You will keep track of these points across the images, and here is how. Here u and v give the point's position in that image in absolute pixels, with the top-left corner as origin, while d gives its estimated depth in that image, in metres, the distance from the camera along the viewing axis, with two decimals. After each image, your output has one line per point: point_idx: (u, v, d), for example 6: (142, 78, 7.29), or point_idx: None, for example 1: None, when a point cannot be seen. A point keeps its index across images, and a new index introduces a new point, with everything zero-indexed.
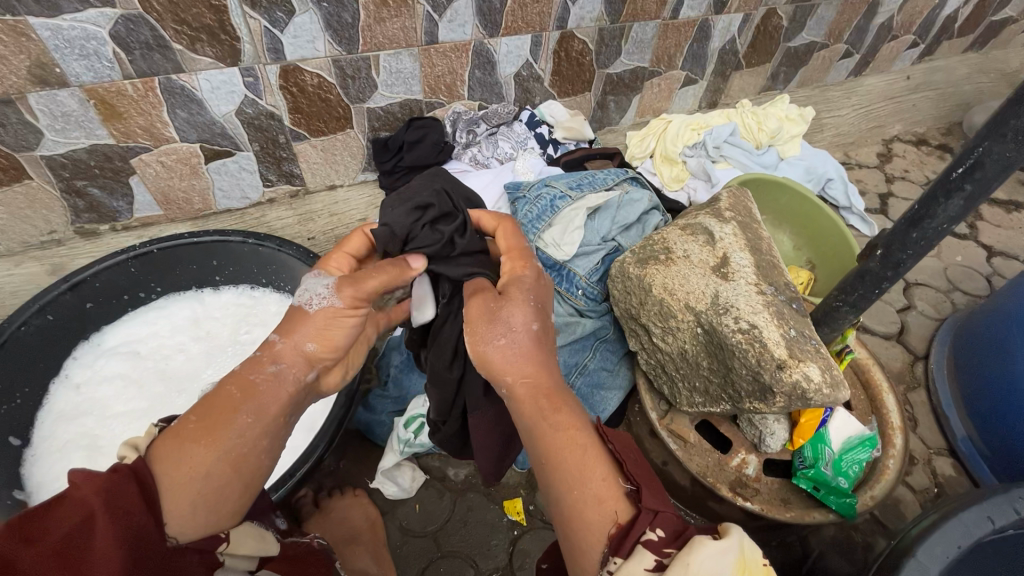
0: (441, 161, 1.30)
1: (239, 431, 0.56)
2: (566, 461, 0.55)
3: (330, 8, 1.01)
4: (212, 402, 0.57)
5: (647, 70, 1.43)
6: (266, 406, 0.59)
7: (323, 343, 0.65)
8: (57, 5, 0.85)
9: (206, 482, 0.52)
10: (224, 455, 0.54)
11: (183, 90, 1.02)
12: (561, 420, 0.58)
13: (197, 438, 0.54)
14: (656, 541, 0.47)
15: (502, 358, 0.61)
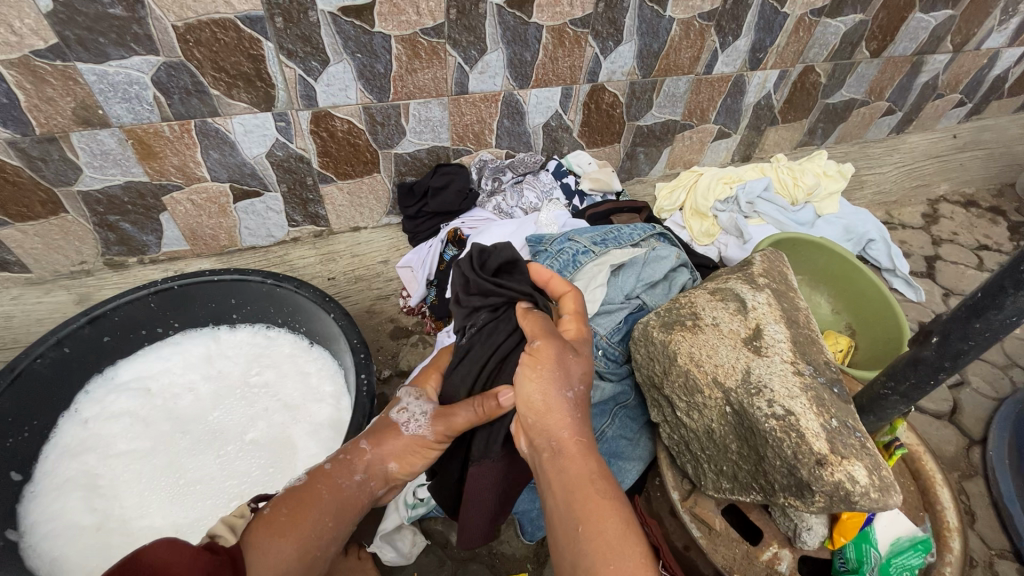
0: (465, 209, 1.28)
1: (320, 530, 0.62)
2: (608, 534, 0.51)
3: (364, 59, 1.03)
4: (301, 496, 0.63)
5: (679, 123, 1.40)
6: (345, 511, 0.65)
7: (403, 465, 0.71)
8: (104, 52, 0.89)
9: (285, 572, 0.57)
10: (301, 551, 0.59)
11: (217, 133, 1.05)
12: (607, 488, 0.55)
13: (286, 530, 0.59)
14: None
15: (561, 413, 0.61)
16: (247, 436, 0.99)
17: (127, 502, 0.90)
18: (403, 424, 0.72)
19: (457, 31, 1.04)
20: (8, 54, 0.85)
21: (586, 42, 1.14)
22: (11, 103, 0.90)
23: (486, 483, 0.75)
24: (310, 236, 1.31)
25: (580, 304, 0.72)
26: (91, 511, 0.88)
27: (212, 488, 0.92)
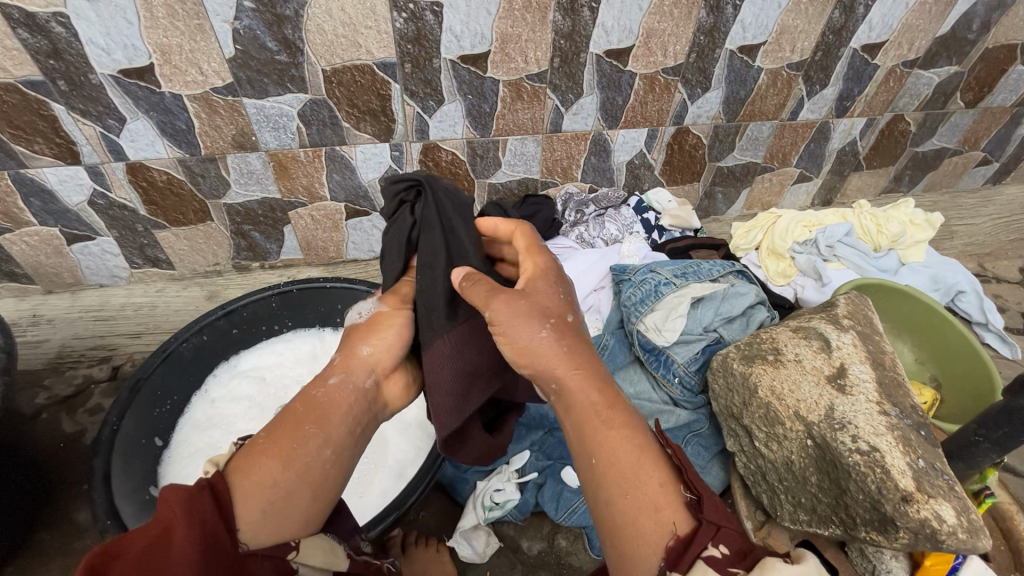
0: (549, 236, 1.35)
1: (302, 441, 0.61)
2: (624, 466, 0.57)
3: (473, 100, 1.16)
4: (285, 416, 0.64)
5: (759, 165, 1.44)
6: (327, 416, 0.65)
7: (376, 346, 0.74)
8: (265, 90, 1.06)
9: (273, 492, 0.57)
10: (289, 468, 0.59)
11: (342, 159, 1.20)
12: (618, 420, 0.60)
13: (270, 452, 0.59)
14: (719, 558, 0.50)
15: (554, 350, 0.63)
16: None
17: None
18: (359, 315, 0.79)
19: (558, 77, 1.15)
20: (194, 90, 1.03)
21: (675, 89, 1.22)
22: (188, 129, 1.09)
23: (441, 363, 0.72)
24: None
25: (530, 239, 0.77)
26: None
27: None
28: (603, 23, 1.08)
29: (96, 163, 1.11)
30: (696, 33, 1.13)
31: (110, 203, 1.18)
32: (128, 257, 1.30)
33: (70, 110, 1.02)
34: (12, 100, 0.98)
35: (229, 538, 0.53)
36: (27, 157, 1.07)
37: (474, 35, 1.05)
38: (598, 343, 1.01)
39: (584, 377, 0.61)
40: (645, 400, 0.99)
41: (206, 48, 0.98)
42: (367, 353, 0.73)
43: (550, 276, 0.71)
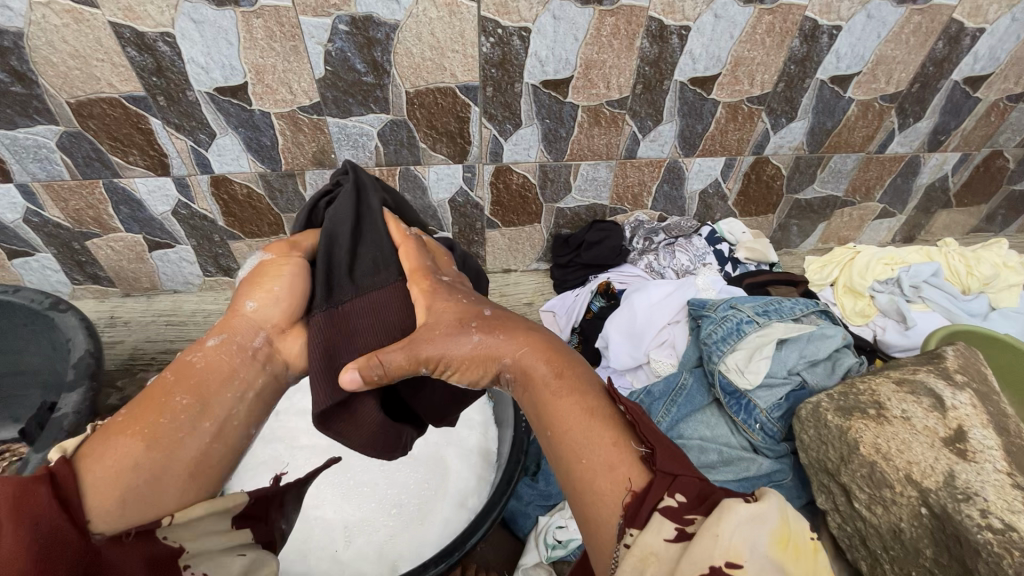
0: (617, 263, 1.34)
1: (172, 415, 0.54)
2: (575, 434, 0.55)
3: (551, 124, 1.14)
4: (149, 395, 0.55)
5: (839, 199, 1.38)
6: (206, 386, 0.56)
7: (261, 299, 0.61)
8: (349, 110, 1.07)
9: (136, 474, 0.51)
10: (150, 446, 0.52)
11: (415, 178, 1.21)
12: (570, 392, 0.58)
13: (130, 432, 0.53)
14: (675, 508, 0.49)
15: (484, 342, 0.60)
16: None
17: None
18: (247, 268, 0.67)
19: (639, 103, 1.12)
20: (282, 108, 1.06)
21: (759, 118, 1.18)
22: (272, 145, 1.12)
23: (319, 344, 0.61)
24: None
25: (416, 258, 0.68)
26: None
27: (379, 492, 0.98)
28: (691, 50, 1.05)
29: (184, 175, 1.14)
30: (786, 62, 1.09)
31: (192, 213, 1.22)
32: (202, 265, 1.34)
33: (166, 124, 1.05)
34: (115, 113, 1.03)
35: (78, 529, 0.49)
36: (121, 167, 1.12)
37: (559, 60, 1.04)
38: (677, 382, 0.98)
39: (529, 357, 0.60)
40: (723, 445, 0.92)
41: (298, 68, 1.00)
42: (252, 310, 0.61)
43: (443, 293, 0.65)
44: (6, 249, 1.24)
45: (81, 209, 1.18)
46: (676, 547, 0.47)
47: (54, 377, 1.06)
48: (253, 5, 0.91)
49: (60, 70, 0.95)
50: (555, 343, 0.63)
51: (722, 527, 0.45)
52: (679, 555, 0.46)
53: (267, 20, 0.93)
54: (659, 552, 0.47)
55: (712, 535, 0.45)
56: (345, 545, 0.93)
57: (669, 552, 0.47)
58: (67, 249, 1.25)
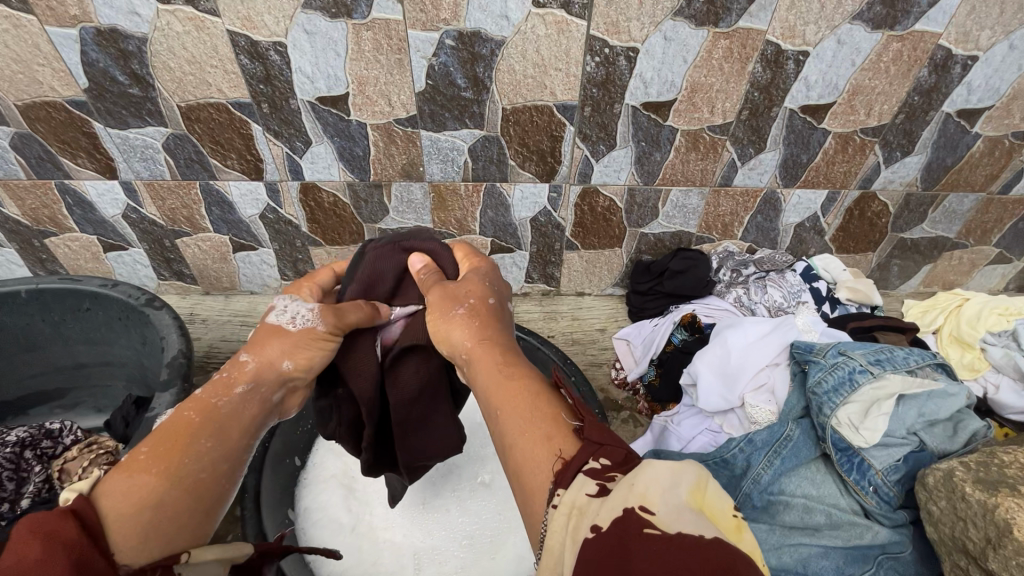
0: (701, 295, 1.28)
1: (195, 456, 0.53)
2: (520, 403, 0.52)
3: (646, 147, 1.10)
4: (167, 428, 0.54)
5: (950, 241, 1.28)
6: (231, 429, 0.57)
7: (299, 361, 0.62)
8: (444, 124, 1.06)
9: (158, 510, 0.49)
10: (179, 484, 0.51)
11: (500, 195, 1.19)
12: (516, 373, 0.56)
13: (148, 467, 0.51)
14: (598, 468, 0.44)
15: (464, 323, 0.61)
16: (479, 477, 1.00)
17: (376, 512, 0.96)
18: (285, 317, 0.63)
19: (743, 130, 1.07)
20: (378, 120, 1.06)
21: (871, 150, 1.10)
22: (364, 156, 1.12)
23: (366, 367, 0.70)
24: (538, 293, 1.40)
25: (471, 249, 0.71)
26: (347, 510, 0.94)
27: (448, 520, 0.95)
28: (807, 76, 0.99)
29: (275, 181, 1.16)
30: (910, 93, 1.01)
31: (279, 218, 1.23)
32: (281, 269, 1.35)
33: (266, 131, 1.07)
34: (220, 118, 1.05)
35: (106, 559, 0.45)
36: (218, 170, 1.14)
37: (664, 82, 1.00)
38: (781, 433, 0.91)
39: (488, 342, 0.59)
40: (832, 507, 0.85)
41: (400, 81, 1.00)
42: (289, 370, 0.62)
43: (490, 272, 0.67)
44: (103, 243, 1.29)
45: (176, 209, 1.21)
46: (598, 501, 0.42)
47: (140, 371, 1.08)
48: (365, 17, 0.91)
49: (175, 75, 0.98)
50: (514, 346, 0.60)
51: (638, 478, 0.41)
52: (600, 507, 0.41)
53: (377, 32, 0.93)
54: (581, 507, 0.42)
55: (627, 484, 0.40)
56: (415, 572, 0.90)
57: (591, 506, 0.41)
58: (158, 246, 1.29)
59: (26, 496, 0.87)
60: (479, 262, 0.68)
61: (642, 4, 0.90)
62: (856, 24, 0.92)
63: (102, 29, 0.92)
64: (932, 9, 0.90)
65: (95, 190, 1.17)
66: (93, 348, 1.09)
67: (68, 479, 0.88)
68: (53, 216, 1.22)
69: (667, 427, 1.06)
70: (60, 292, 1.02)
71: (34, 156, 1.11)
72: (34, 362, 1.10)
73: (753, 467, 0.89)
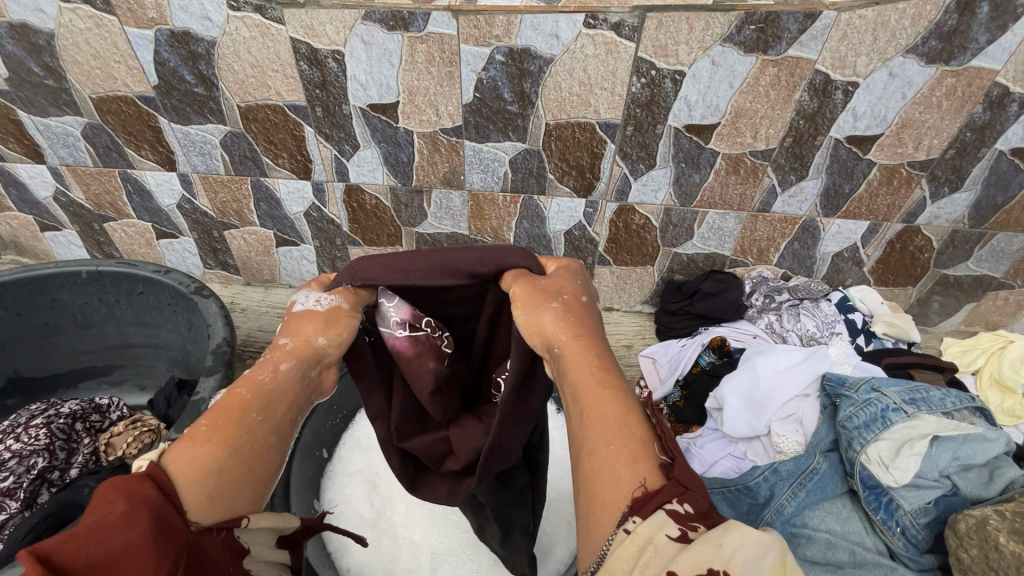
0: (732, 319, 1.28)
1: (249, 427, 0.50)
2: (611, 417, 0.48)
3: (685, 169, 1.11)
4: (223, 400, 0.51)
5: (996, 280, 1.25)
6: (278, 404, 0.52)
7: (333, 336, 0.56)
8: (488, 135, 1.09)
9: (220, 475, 0.48)
10: (237, 453, 0.49)
11: (536, 208, 1.21)
12: (613, 381, 0.50)
13: (209, 437, 0.49)
14: (681, 513, 0.41)
15: (557, 316, 0.54)
16: None
17: (397, 508, 0.98)
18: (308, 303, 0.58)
19: (786, 157, 1.07)
20: (425, 128, 1.09)
21: (917, 184, 1.09)
22: (408, 162, 1.15)
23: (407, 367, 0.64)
24: None
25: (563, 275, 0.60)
26: (369, 506, 0.97)
27: (466, 523, 0.96)
28: (855, 107, 0.98)
29: (322, 181, 1.21)
30: (962, 128, 0.99)
31: (322, 217, 1.28)
32: (320, 265, 1.40)
33: (317, 133, 1.11)
34: (276, 119, 1.10)
35: (178, 517, 0.45)
36: (269, 168, 1.19)
37: (708, 106, 1.00)
38: (807, 465, 0.90)
39: (589, 344, 0.52)
40: (856, 544, 0.83)
41: (449, 92, 1.03)
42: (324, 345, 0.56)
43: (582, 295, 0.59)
44: (156, 230, 1.36)
45: (226, 202, 1.27)
46: (677, 547, 0.39)
47: (184, 355, 1.13)
48: (421, 31, 0.95)
49: (238, 76, 1.04)
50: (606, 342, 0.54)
51: (727, 538, 0.39)
52: (677, 554, 0.39)
53: (431, 46, 0.97)
54: (657, 546, 0.40)
55: (714, 543, 0.38)
56: (430, 572, 0.92)
57: (667, 548, 0.39)
58: (206, 236, 1.36)
59: (74, 466, 0.91)
60: (565, 258, 0.62)
61: (692, 29, 0.91)
62: (909, 57, 0.91)
63: (176, 31, 0.98)
64: (991, 46, 0.89)
65: (154, 180, 1.24)
66: (142, 329, 1.15)
67: (113, 452, 0.93)
68: (114, 202, 1.30)
69: (690, 450, 1.06)
70: (118, 275, 1.07)
71: (102, 146, 1.18)
72: (87, 340, 1.16)
73: (776, 498, 0.89)
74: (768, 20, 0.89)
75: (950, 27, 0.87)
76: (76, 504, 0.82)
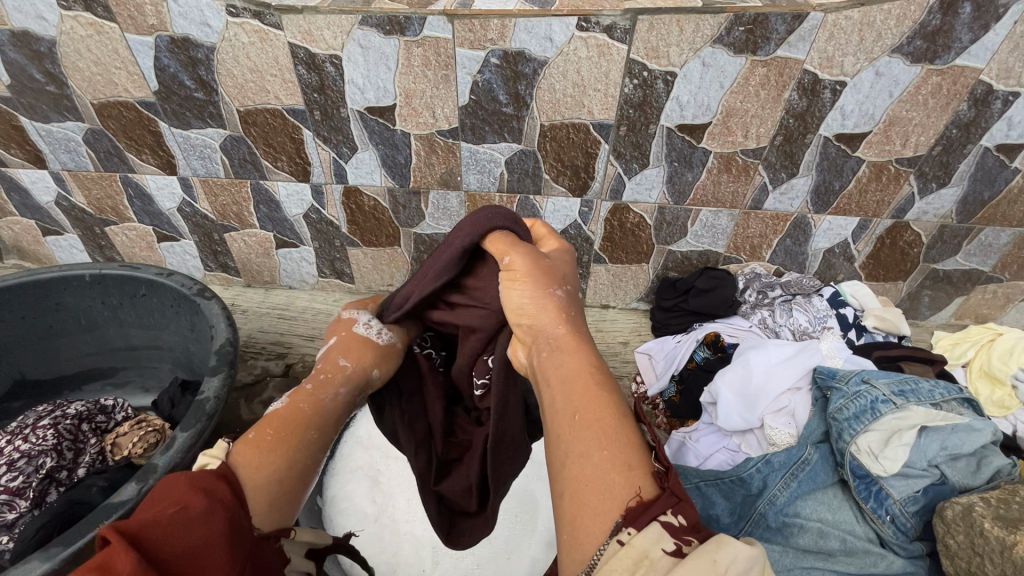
0: (726, 315, 1.30)
1: (309, 441, 0.57)
2: (604, 425, 0.48)
3: (678, 168, 1.13)
4: (283, 414, 0.57)
5: (984, 273, 1.27)
6: (331, 423, 0.60)
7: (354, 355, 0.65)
8: (483, 137, 1.11)
9: (281, 483, 0.53)
10: (297, 464, 0.55)
11: (532, 208, 1.23)
12: (604, 386, 0.52)
13: (275, 446, 0.54)
14: (676, 526, 0.42)
15: (551, 306, 0.58)
16: None
17: (398, 503, 0.99)
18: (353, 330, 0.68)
19: (776, 155, 1.09)
20: (422, 131, 1.11)
21: (906, 180, 1.11)
22: (405, 164, 1.17)
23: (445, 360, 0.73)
24: None
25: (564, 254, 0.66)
26: (372, 502, 0.99)
27: None
28: (843, 106, 1.00)
29: (321, 183, 1.22)
30: (948, 125, 1.02)
31: (321, 219, 1.30)
32: (320, 267, 1.42)
33: (316, 136, 1.13)
34: (275, 123, 1.11)
35: (247, 518, 0.49)
36: (269, 171, 1.21)
37: (699, 106, 1.02)
38: (799, 455, 0.92)
39: (580, 347, 0.55)
40: (847, 533, 0.85)
41: (445, 95, 1.05)
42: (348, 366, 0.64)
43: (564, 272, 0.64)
44: (157, 233, 1.37)
45: (226, 205, 1.29)
46: (672, 562, 0.40)
47: (187, 357, 1.15)
48: (417, 35, 0.96)
49: (238, 81, 1.05)
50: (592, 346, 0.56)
51: (721, 553, 0.39)
52: (671, 569, 0.39)
53: (426, 49, 0.98)
54: (653, 560, 0.40)
55: (709, 559, 0.38)
56: (432, 566, 0.93)
57: (661, 564, 0.40)
58: (207, 239, 1.37)
59: (82, 466, 0.93)
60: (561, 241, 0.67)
61: (682, 30, 0.93)
62: (895, 57, 0.93)
63: (176, 38, 0.99)
64: (974, 45, 0.91)
65: (155, 184, 1.26)
66: (145, 331, 1.17)
67: (119, 452, 0.95)
68: (115, 206, 1.31)
69: (685, 443, 1.08)
70: (121, 278, 1.09)
71: (103, 151, 1.20)
72: (91, 342, 1.18)
73: (769, 489, 0.91)
74: (757, 21, 0.90)
75: (934, 27, 0.89)
76: (85, 502, 0.84)
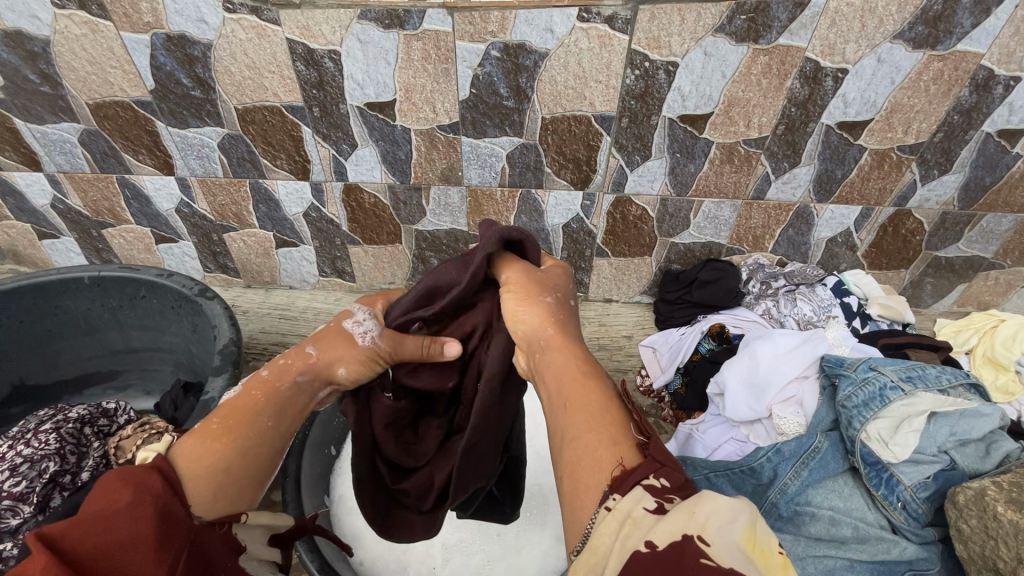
0: (730, 306, 1.30)
1: (257, 432, 0.55)
2: (591, 407, 0.50)
3: (680, 159, 1.12)
4: (234, 404, 0.55)
5: (987, 260, 1.27)
6: (287, 411, 0.57)
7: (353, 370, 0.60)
8: (484, 131, 1.10)
9: (225, 475, 0.52)
10: (242, 454, 0.53)
11: (534, 202, 1.22)
12: (592, 373, 0.54)
13: (218, 437, 0.53)
14: (658, 487, 0.43)
15: (547, 310, 0.59)
16: None
17: None
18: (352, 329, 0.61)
19: (778, 145, 1.08)
20: (422, 126, 1.10)
21: (907, 168, 1.11)
22: (406, 160, 1.16)
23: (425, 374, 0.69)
24: None
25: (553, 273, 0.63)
26: None
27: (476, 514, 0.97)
28: (845, 93, 1.00)
29: (320, 181, 1.21)
30: (949, 112, 1.02)
31: (321, 217, 1.29)
32: (320, 266, 1.41)
33: (316, 133, 1.12)
34: (273, 120, 1.10)
35: (182, 511, 0.49)
36: (268, 170, 1.20)
37: (701, 96, 1.02)
38: (809, 444, 0.92)
39: (570, 344, 0.57)
40: (859, 520, 0.85)
41: (445, 89, 1.04)
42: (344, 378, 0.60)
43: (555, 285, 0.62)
44: (155, 235, 1.36)
45: (225, 205, 1.27)
46: (654, 517, 0.41)
47: (188, 358, 1.14)
48: (416, 29, 0.96)
49: (235, 79, 1.04)
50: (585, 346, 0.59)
51: (701, 505, 0.40)
52: (654, 525, 0.40)
53: (426, 43, 0.98)
54: (636, 519, 0.41)
55: (687, 511, 0.39)
56: (442, 563, 0.93)
57: (645, 521, 0.40)
58: (206, 240, 1.36)
59: (85, 469, 0.91)
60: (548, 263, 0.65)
61: (684, 20, 0.92)
62: (897, 43, 0.93)
63: (172, 35, 0.98)
64: (975, 30, 0.91)
65: (153, 185, 1.24)
66: (145, 333, 1.16)
67: (123, 455, 0.94)
68: (112, 208, 1.30)
69: (693, 436, 1.08)
70: (120, 279, 1.08)
71: (99, 152, 1.18)
72: (90, 345, 1.16)
73: (779, 478, 0.90)
74: (759, 10, 0.90)
75: (935, 12, 0.89)
76: None
